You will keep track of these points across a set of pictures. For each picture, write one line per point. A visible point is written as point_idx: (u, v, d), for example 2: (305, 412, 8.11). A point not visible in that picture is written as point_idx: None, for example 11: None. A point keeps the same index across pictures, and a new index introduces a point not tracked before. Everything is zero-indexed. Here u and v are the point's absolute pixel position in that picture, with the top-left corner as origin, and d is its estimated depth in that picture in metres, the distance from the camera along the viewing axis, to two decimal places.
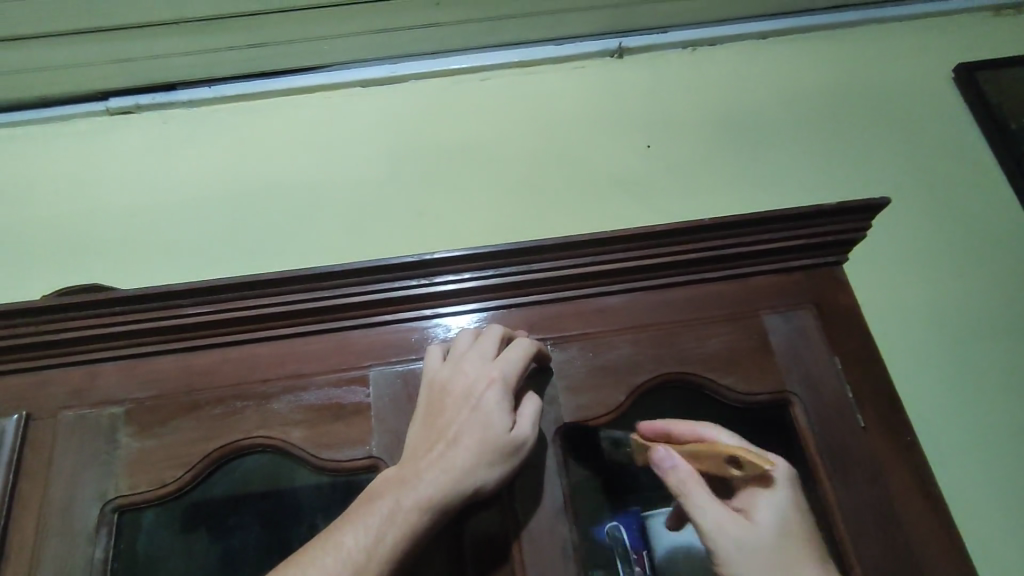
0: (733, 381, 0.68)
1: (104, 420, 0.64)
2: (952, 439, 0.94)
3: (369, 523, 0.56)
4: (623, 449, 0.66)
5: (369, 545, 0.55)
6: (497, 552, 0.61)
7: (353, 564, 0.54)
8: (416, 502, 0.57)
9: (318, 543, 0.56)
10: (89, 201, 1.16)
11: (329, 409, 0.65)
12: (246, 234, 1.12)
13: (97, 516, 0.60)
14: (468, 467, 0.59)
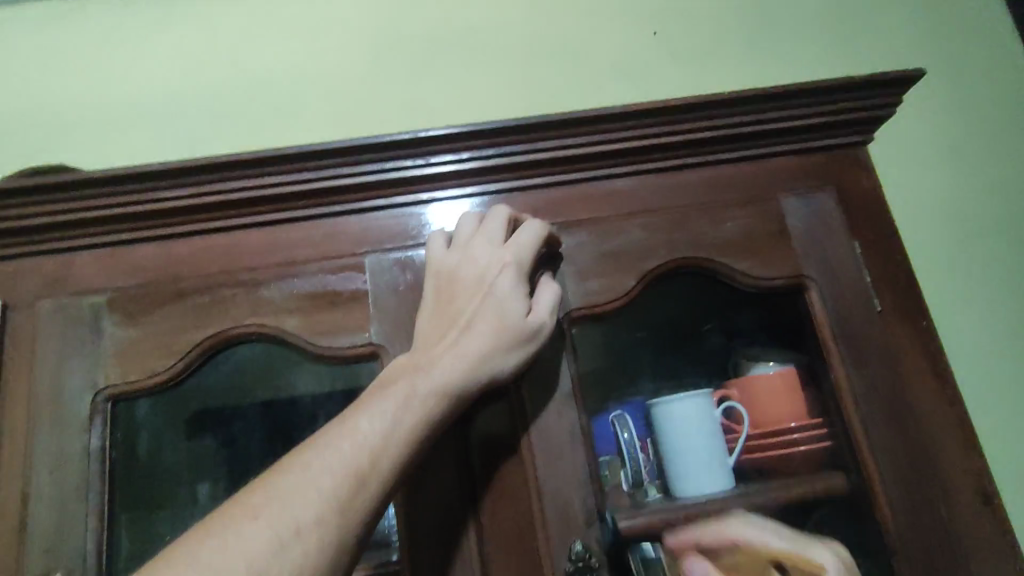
0: (748, 267, 0.65)
1: (87, 309, 0.60)
2: (953, 331, 0.94)
3: (384, 409, 0.52)
4: (629, 339, 0.65)
5: (387, 430, 0.51)
6: (506, 453, 0.59)
7: (371, 447, 0.50)
8: (432, 391, 0.54)
9: (326, 430, 0.51)
10: (51, 92, 1.07)
11: (324, 297, 0.62)
12: (224, 128, 1.05)
13: (89, 405, 0.58)
14: (490, 352, 0.57)
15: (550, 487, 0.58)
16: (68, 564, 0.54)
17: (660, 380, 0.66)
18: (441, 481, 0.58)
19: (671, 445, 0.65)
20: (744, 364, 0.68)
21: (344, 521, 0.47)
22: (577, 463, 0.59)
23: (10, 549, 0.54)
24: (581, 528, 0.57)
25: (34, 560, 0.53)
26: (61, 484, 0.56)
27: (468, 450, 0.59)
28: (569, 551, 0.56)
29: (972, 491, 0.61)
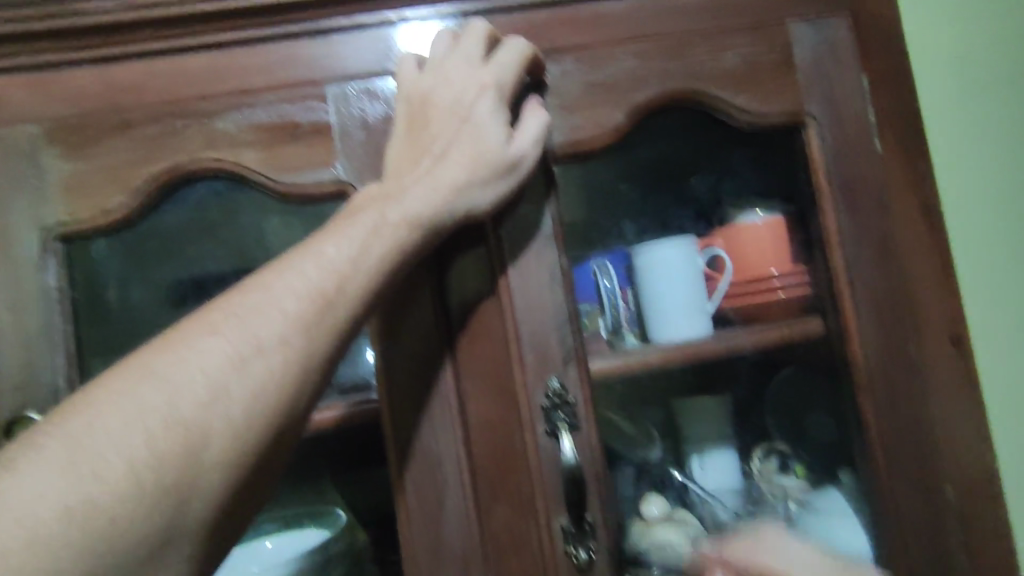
0: (746, 102, 0.61)
1: (22, 141, 0.55)
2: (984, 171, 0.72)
3: (351, 235, 0.49)
4: (616, 179, 0.62)
5: (354, 256, 0.49)
6: (483, 301, 0.57)
7: (337, 272, 0.47)
8: (403, 220, 0.51)
9: (290, 254, 0.48)
10: None
11: (285, 128, 0.56)
12: None
13: (41, 245, 0.54)
14: (470, 179, 0.54)
15: (527, 327, 0.57)
16: (41, 400, 0.53)
17: (644, 223, 0.64)
18: (417, 326, 0.56)
19: (653, 295, 0.64)
20: (731, 213, 0.66)
21: (311, 347, 0.45)
22: (556, 303, 0.57)
23: None
24: (559, 366, 0.57)
25: (8, 396, 0.53)
26: (23, 323, 0.54)
27: (443, 291, 0.57)
28: (546, 387, 0.56)
29: (943, 335, 0.61)
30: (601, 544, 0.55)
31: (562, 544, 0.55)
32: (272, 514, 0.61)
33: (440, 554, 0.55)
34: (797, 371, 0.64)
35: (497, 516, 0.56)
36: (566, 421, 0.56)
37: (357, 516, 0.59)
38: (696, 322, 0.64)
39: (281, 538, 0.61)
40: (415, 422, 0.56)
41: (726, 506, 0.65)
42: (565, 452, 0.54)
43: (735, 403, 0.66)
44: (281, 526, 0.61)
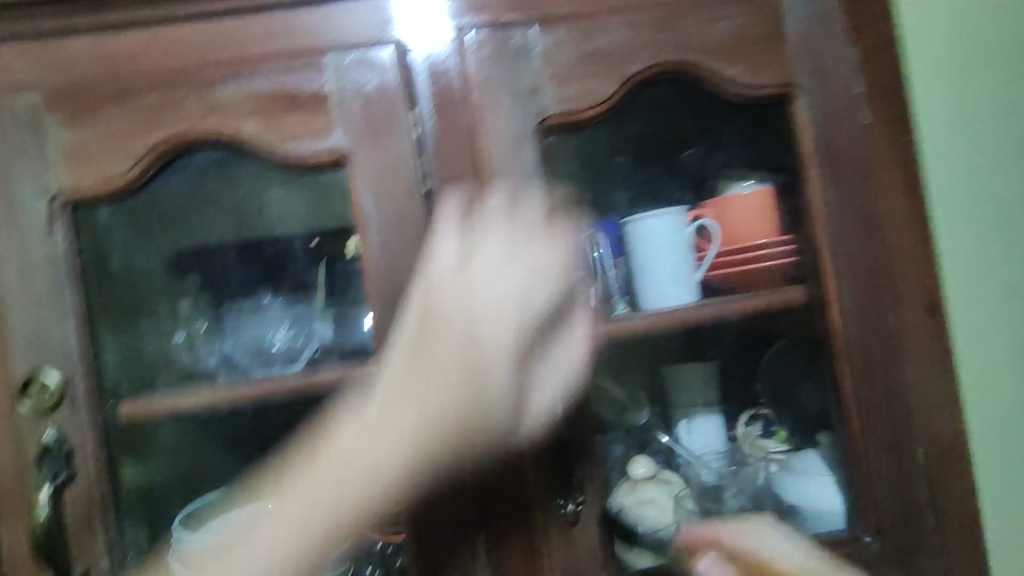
0: (735, 74, 0.62)
1: (24, 109, 0.56)
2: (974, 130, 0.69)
3: (429, 390, 0.48)
4: (608, 149, 0.64)
5: (427, 413, 0.47)
6: None
7: (404, 457, 0.46)
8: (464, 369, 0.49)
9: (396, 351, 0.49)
10: None
11: (282, 97, 0.57)
12: None
13: (46, 211, 0.56)
14: (494, 306, 0.50)
15: None
16: (53, 359, 0.55)
17: (632, 192, 0.67)
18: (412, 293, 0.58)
19: (641, 265, 0.67)
20: (721, 183, 0.68)
21: (411, 479, 0.48)
22: None
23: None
24: None
25: (19, 356, 0.55)
26: (31, 286, 0.55)
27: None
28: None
29: (922, 304, 0.63)
30: (588, 497, 0.60)
31: (551, 497, 0.59)
32: None
33: (435, 507, 0.57)
34: (793, 342, 0.67)
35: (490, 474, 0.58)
36: (555, 383, 0.58)
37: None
38: (682, 290, 0.67)
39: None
40: None
41: (711, 468, 0.69)
42: (555, 413, 0.57)
43: (718, 367, 0.69)
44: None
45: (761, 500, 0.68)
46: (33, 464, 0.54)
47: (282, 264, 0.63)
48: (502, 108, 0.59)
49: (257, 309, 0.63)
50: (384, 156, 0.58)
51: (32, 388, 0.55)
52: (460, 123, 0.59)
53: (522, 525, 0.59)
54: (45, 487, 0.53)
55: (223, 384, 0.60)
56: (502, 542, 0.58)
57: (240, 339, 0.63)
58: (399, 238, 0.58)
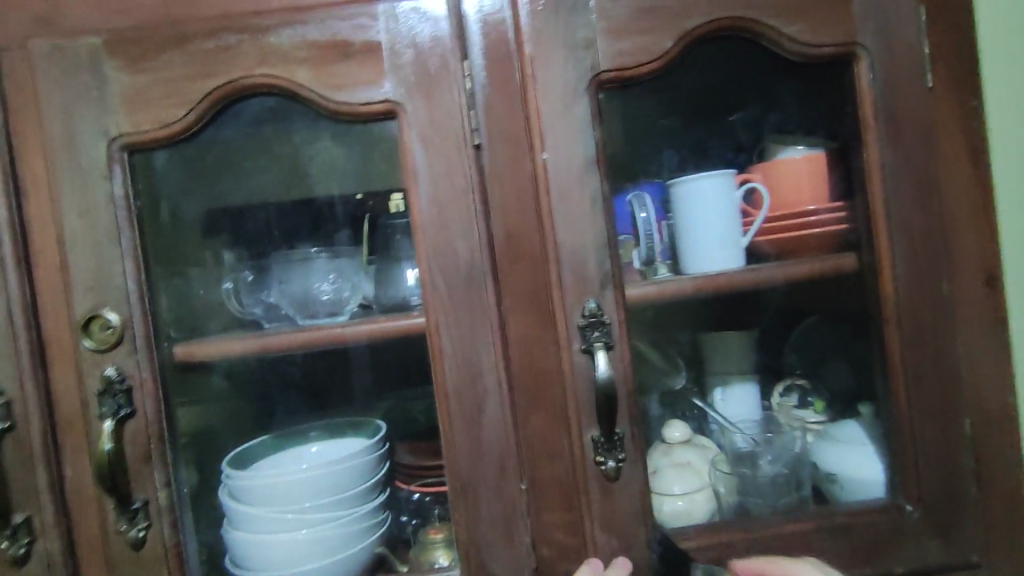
0: (797, 31, 0.60)
1: (85, 52, 0.56)
2: None
3: None
4: (659, 108, 0.63)
5: None
6: (522, 224, 0.58)
7: None
8: None
9: None
10: None
11: (335, 46, 0.57)
12: None
13: (106, 153, 0.56)
14: None
15: (567, 248, 0.57)
16: (113, 300, 0.56)
17: (681, 153, 0.66)
18: (461, 249, 0.57)
19: (688, 227, 0.66)
20: (771, 146, 0.67)
21: None
22: (596, 229, 0.57)
23: (58, 286, 0.56)
24: (596, 289, 0.57)
25: (82, 297, 0.56)
26: (91, 227, 0.56)
27: (487, 214, 0.58)
28: (584, 309, 0.57)
29: (977, 273, 0.62)
30: (629, 455, 0.57)
31: (591, 453, 0.57)
32: (315, 423, 0.65)
33: (478, 461, 0.56)
34: (822, 319, 0.66)
35: (532, 426, 0.57)
36: (601, 340, 0.56)
37: (398, 430, 0.63)
38: (730, 253, 0.66)
39: (325, 444, 0.65)
40: (449, 344, 0.56)
41: (745, 435, 0.70)
42: (599, 368, 0.55)
43: (760, 334, 0.69)
44: (325, 434, 0.65)
45: (797, 467, 0.68)
46: (94, 399, 0.55)
47: (328, 220, 0.63)
48: (555, 62, 0.58)
49: (301, 262, 0.64)
50: (435, 108, 0.57)
51: (95, 325, 0.55)
52: (511, 78, 0.58)
53: (562, 478, 0.57)
54: (107, 422, 0.54)
55: (272, 331, 0.61)
56: (541, 495, 0.57)
57: (286, 291, 0.64)
58: (449, 192, 0.57)
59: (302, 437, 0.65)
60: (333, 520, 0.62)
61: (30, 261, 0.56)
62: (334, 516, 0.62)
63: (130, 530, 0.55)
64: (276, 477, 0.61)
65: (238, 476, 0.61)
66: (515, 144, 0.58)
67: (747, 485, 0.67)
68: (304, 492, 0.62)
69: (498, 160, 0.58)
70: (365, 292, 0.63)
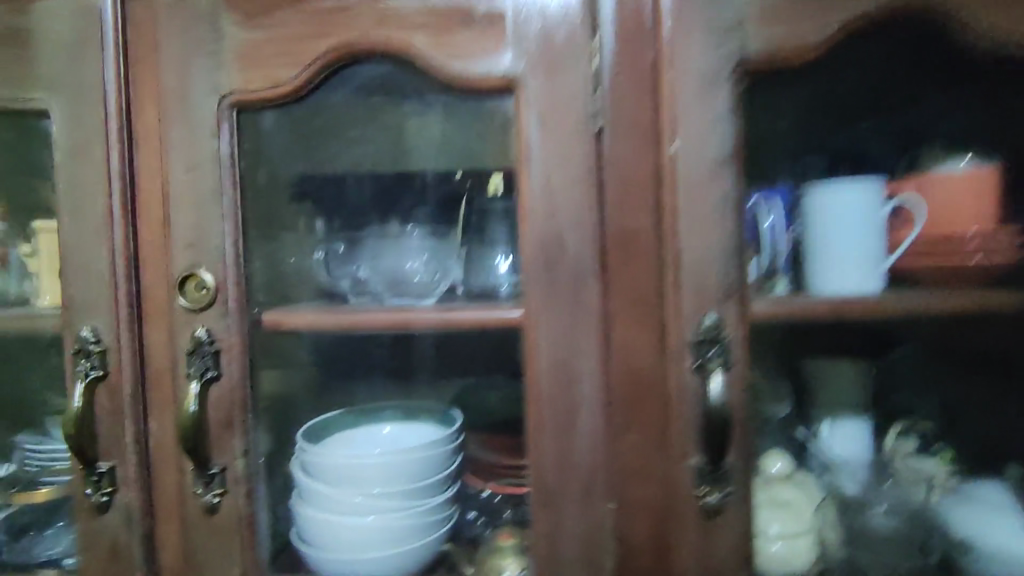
0: (989, 22, 0.51)
1: (205, 4, 0.55)
2: None
3: None
4: (809, 101, 0.55)
5: None
6: (636, 219, 0.51)
7: None
8: None
9: None
10: None
11: (455, 12, 0.53)
12: None
13: (216, 110, 0.55)
14: None
15: (690, 254, 0.50)
16: (211, 260, 0.54)
17: (818, 146, 0.59)
18: (571, 242, 0.51)
19: (817, 243, 0.57)
20: (927, 154, 0.59)
21: None
22: (723, 232, 0.50)
23: (160, 242, 0.55)
24: (717, 301, 0.50)
25: (180, 253, 0.54)
26: (195, 185, 0.55)
27: (601, 205, 0.52)
28: (699, 325, 0.50)
29: None
30: (736, 490, 0.50)
31: (692, 483, 0.51)
32: (390, 403, 0.63)
33: (565, 474, 0.51)
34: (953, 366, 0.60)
35: (626, 443, 0.51)
36: (719, 359, 0.49)
37: (477, 427, 0.59)
38: (864, 278, 0.57)
39: (399, 427, 0.64)
40: (546, 344, 0.51)
41: (852, 477, 0.62)
42: (712, 388, 0.48)
43: (876, 371, 0.62)
44: (401, 415, 0.63)
45: (916, 524, 0.59)
46: (183, 358, 0.54)
47: (426, 194, 0.59)
48: (696, 42, 0.51)
49: (393, 237, 0.60)
50: (557, 85, 0.52)
51: (190, 284, 0.54)
52: (643, 58, 0.52)
53: (654, 504, 0.51)
54: (195, 383, 0.53)
55: (357, 307, 0.58)
56: (629, 521, 0.51)
57: (378, 267, 0.60)
58: (564, 177, 0.52)
59: (377, 416, 0.64)
60: (404, 510, 0.58)
61: (136, 214, 0.55)
62: (405, 506, 0.58)
63: (205, 494, 0.54)
64: (349, 457, 0.58)
65: (314, 450, 0.58)
66: (642, 132, 0.52)
67: (859, 536, 0.59)
68: (375, 477, 0.58)
69: (620, 146, 0.52)
70: (456, 279, 0.59)
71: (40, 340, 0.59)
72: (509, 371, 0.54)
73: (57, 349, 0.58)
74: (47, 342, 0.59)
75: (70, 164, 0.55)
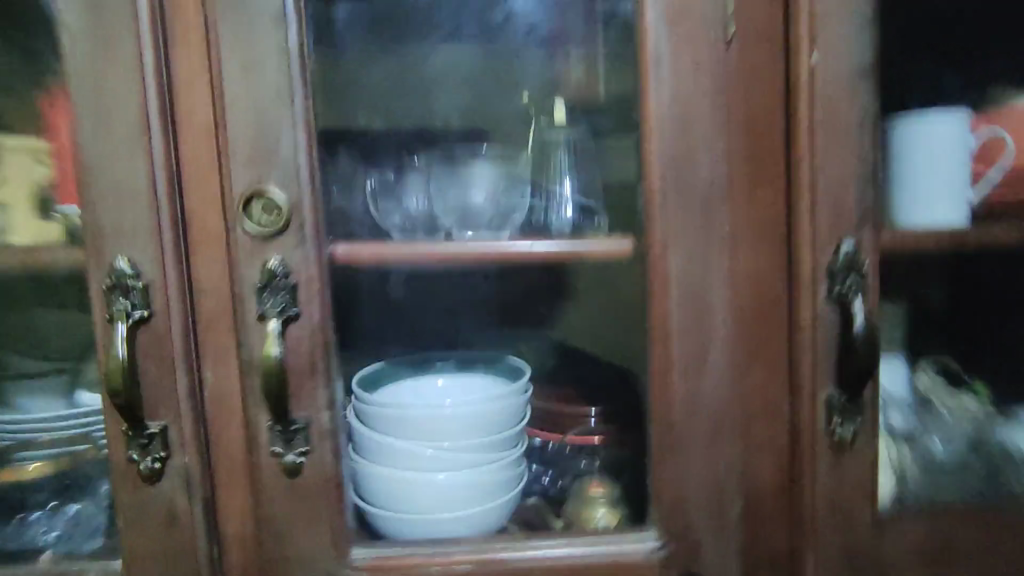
0: None
1: None
2: None
3: None
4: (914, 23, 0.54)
5: None
6: (769, 139, 0.47)
7: None
8: None
9: None
10: None
11: None
12: None
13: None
14: None
15: (828, 177, 0.47)
16: (280, 176, 0.44)
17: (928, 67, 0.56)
18: (705, 162, 0.47)
19: (911, 175, 0.54)
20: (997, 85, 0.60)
21: None
22: (863, 154, 0.47)
23: (213, 158, 0.44)
24: (853, 226, 0.47)
25: (241, 170, 0.44)
26: (258, 87, 0.43)
27: (734, 121, 0.47)
28: (838, 251, 0.47)
29: None
30: (867, 420, 0.49)
31: (823, 415, 0.49)
32: (440, 358, 0.56)
33: (692, 412, 0.48)
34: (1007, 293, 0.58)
35: (754, 378, 0.49)
36: (857, 285, 0.47)
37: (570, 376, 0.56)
38: (949, 216, 0.55)
39: (452, 380, 0.56)
40: (674, 275, 0.47)
41: (903, 412, 0.55)
42: (856, 320, 0.46)
43: (929, 299, 0.57)
44: (454, 367, 0.56)
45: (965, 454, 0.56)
46: (250, 295, 0.45)
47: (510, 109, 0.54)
48: None
49: (455, 160, 0.53)
50: None
51: (254, 206, 0.44)
52: None
53: (778, 437, 0.50)
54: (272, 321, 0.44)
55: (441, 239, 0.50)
56: (754, 458, 0.50)
57: (441, 198, 0.52)
58: (704, 90, 0.46)
59: (424, 370, 0.56)
60: (492, 464, 0.52)
61: (177, 122, 0.44)
62: (492, 459, 0.53)
63: (286, 453, 0.46)
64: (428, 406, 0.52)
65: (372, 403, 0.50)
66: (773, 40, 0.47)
67: (935, 469, 0.55)
68: (456, 429, 0.52)
69: (759, 57, 0.47)
70: (545, 208, 0.52)
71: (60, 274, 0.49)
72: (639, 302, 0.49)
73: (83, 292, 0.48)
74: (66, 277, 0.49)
75: (77, 50, 0.42)
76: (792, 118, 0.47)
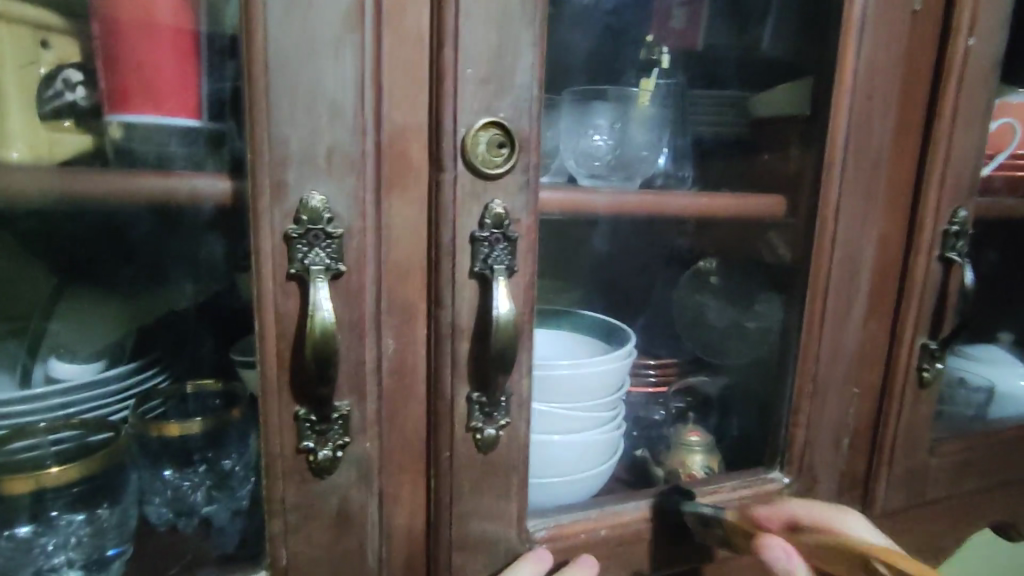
0: None
1: None
2: None
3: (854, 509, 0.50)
4: None
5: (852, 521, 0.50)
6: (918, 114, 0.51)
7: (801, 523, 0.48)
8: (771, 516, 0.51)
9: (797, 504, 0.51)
10: None
11: None
12: None
13: None
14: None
15: (957, 154, 0.53)
16: (507, 108, 0.37)
17: None
18: (874, 130, 0.49)
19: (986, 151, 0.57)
20: None
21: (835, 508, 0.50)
22: (981, 136, 0.53)
23: (427, 74, 0.36)
24: (965, 199, 0.54)
25: (472, 93, 0.36)
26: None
27: (898, 94, 0.50)
28: (954, 217, 0.54)
29: None
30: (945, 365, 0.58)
31: (916, 361, 0.57)
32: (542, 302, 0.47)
33: (831, 360, 0.53)
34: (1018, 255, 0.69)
35: (874, 330, 0.55)
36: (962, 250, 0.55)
37: (678, 324, 0.58)
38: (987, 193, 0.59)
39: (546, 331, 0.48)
40: (837, 235, 0.50)
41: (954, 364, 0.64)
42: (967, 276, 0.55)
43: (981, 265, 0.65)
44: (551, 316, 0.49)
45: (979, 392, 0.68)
46: (465, 249, 0.38)
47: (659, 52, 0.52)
48: None
49: (591, 104, 0.49)
50: None
51: (480, 139, 0.37)
52: None
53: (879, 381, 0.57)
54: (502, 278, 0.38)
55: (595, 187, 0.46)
56: (861, 399, 0.56)
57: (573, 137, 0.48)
58: (883, 61, 0.49)
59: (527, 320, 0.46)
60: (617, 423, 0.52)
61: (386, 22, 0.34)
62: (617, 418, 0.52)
63: (486, 427, 0.41)
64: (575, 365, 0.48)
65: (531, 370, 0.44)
66: (941, 20, 0.50)
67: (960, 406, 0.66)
68: (598, 389, 0.50)
69: (924, 34, 0.50)
70: (657, 169, 0.52)
71: (127, 215, 0.36)
72: (707, 255, 0.55)
73: (198, 237, 0.37)
74: (139, 219, 0.36)
75: None
76: (943, 97, 0.51)
